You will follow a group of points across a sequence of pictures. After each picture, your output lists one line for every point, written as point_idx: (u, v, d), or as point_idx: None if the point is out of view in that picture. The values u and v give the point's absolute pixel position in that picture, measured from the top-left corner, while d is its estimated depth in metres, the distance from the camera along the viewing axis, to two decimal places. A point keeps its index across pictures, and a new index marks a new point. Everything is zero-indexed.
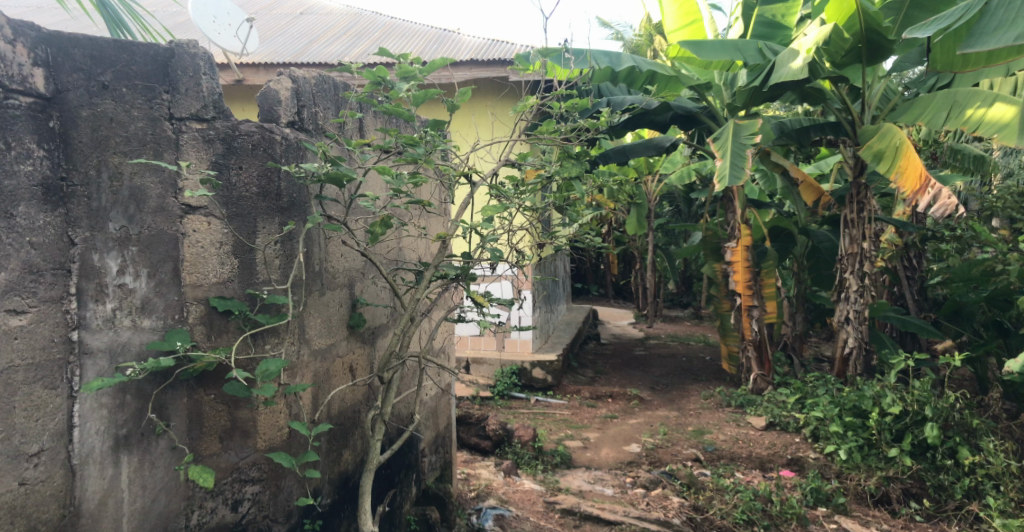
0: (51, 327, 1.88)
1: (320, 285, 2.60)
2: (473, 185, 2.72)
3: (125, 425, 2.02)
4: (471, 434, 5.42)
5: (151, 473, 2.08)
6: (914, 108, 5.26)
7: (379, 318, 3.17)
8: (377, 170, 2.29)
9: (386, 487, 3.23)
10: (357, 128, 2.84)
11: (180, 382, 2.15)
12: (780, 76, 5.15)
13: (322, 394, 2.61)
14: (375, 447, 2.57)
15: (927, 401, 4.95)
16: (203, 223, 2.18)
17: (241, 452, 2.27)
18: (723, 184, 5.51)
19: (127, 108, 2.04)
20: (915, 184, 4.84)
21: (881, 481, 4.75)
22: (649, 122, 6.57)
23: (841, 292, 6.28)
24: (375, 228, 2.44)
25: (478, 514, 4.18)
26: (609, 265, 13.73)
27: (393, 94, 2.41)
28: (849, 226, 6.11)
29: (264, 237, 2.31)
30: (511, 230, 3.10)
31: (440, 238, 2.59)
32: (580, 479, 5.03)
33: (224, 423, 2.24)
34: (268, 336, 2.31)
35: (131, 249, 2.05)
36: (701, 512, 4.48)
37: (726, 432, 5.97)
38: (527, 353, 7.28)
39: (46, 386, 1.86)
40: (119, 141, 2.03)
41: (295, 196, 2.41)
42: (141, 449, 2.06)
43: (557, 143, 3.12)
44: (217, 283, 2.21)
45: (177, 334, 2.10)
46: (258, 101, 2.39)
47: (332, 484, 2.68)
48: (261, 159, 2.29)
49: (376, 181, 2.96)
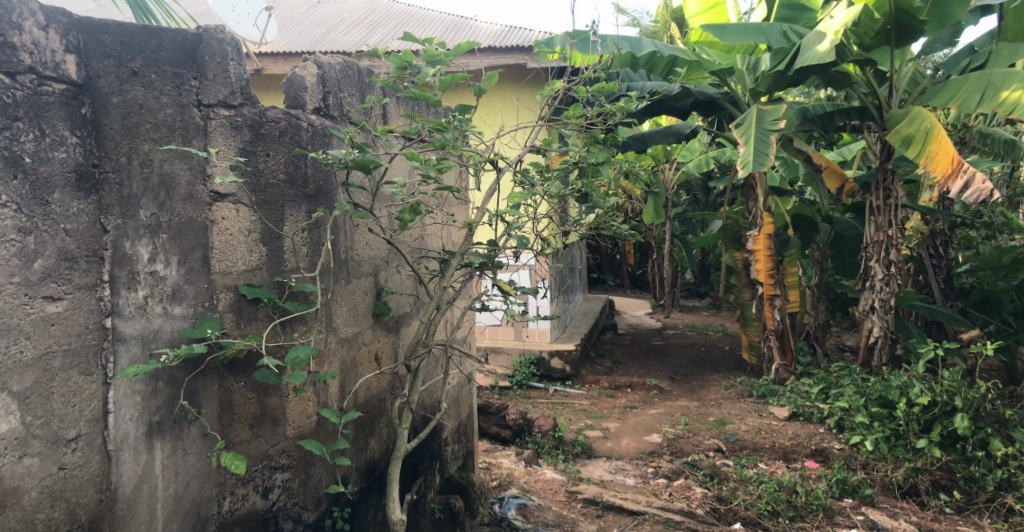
0: (86, 314, 1.89)
1: (346, 273, 2.59)
2: (499, 171, 2.68)
3: (158, 411, 2.03)
4: (492, 423, 5.46)
5: (184, 458, 2.10)
6: (945, 90, 5.21)
7: (403, 307, 3.16)
8: (406, 156, 2.28)
9: (411, 477, 3.23)
10: (381, 114, 2.81)
11: (211, 370, 2.17)
12: (807, 60, 5.12)
13: (348, 383, 2.61)
14: (402, 435, 2.57)
15: (956, 392, 4.92)
16: (232, 209, 2.19)
17: (271, 439, 2.26)
18: (746, 171, 5.47)
19: (156, 95, 2.03)
20: (947, 169, 4.75)
21: (909, 473, 4.73)
22: (670, 108, 6.53)
23: (866, 281, 6.22)
24: (403, 216, 2.39)
25: (501, 503, 4.18)
26: (627, 254, 13.69)
27: (419, 79, 2.37)
28: (874, 214, 6.08)
29: (292, 225, 2.30)
30: (536, 218, 3.06)
31: (467, 225, 2.53)
32: (601, 469, 5.02)
33: (254, 409, 2.24)
34: (296, 324, 2.30)
35: (162, 236, 2.06)
36: (725, 502, 4.46)
37: (748, 422, 5.94)
38: (544, 342, 7.34)
39: (82, 372, 1.87)
40: (149, 128, 2.03)
41: (321, 183, 2.38)
42: (173, 435, 2.08)
43: (584, 127, 3.06)
44: (246, 271, 2.22)
45: (208, 322, 2.12)
46: (284, 88, 2.38)
47: (359, 472, 2.67)
48: (288, 145, 2.27)
49: (403, 167, 2.95)
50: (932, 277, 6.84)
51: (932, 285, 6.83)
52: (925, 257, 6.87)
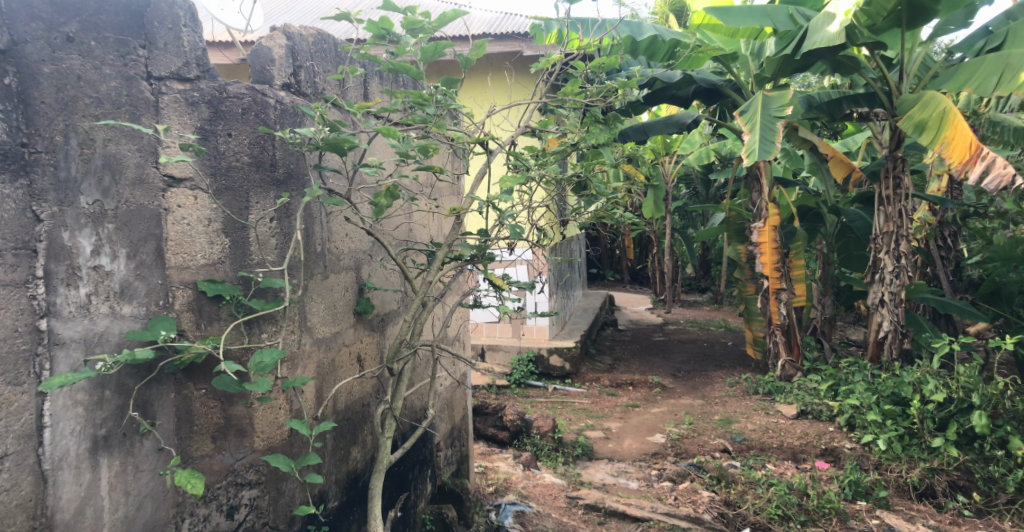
0: (14, 315, 1.64)
1: (323, 268, 2.35)
2: (490, 154, 2.44)
3: (104, 424, 1.79)
4: (488, 425, 5.24)
5: (135, 477, 1.85)
6: (959, 74, 4.99)
7: (389, 304, 2.92)
8: (383, 133, 2.04)
9: (398, 488, 2.99)
10: (361, 89, 2.60)
11: (167, 376, 1.92)
12: (814, 43, 4.93)
13: (326, 388, 2.37)
14: (385, 445, 2.34)
15: (974, 388, 4.72)
16: (189, 197, 1.96)
17: (236, 453, 2.05)
18: (751, 159, 5.22)
19: (97, 65, 1.79)
20: (965, 156, 4.53)
21: (925, 474, 4.54)
22: (671, 96, 6.28)
23: (875, 273, 6.01)
24: (379, 200, 2.19)
25: (498, 511, 3.95)
26: (626, 248, 13.45)
27: (398, 50, 2.13)
28: (884, 204, 5.86)
29: (257, 213, 2.10)
30: (531, 207, 2.80)
31: (454, 212, 2.28)
32: (603, 472, 4.80)
33: (217, 420, 2.02)
34: (264, 324, 2.09)
35: (107, 226, 1.81)
36: (734, 507, 4.23)
37: (755, 420, 5.72)
38: (543, 339, 7.08)
39: (9, 382, 1.62)
40: (90, 103, 1.78)
41: (292, 167, 2.19)
42: (123, 450, 1.83)
43: (581, 106, 2.80)
44: (205, 265, 2.00)
45: (162, 322, 1.88)
46: (249, 61, 2.16)
47: (339, 485, 2.44)
48: (252, 124, 2.06)
49: (384, 148, 2.73)
50: (941, 269, 6.67)
51: (940, 276, 6.66)
52: (933, 248, 6.68)
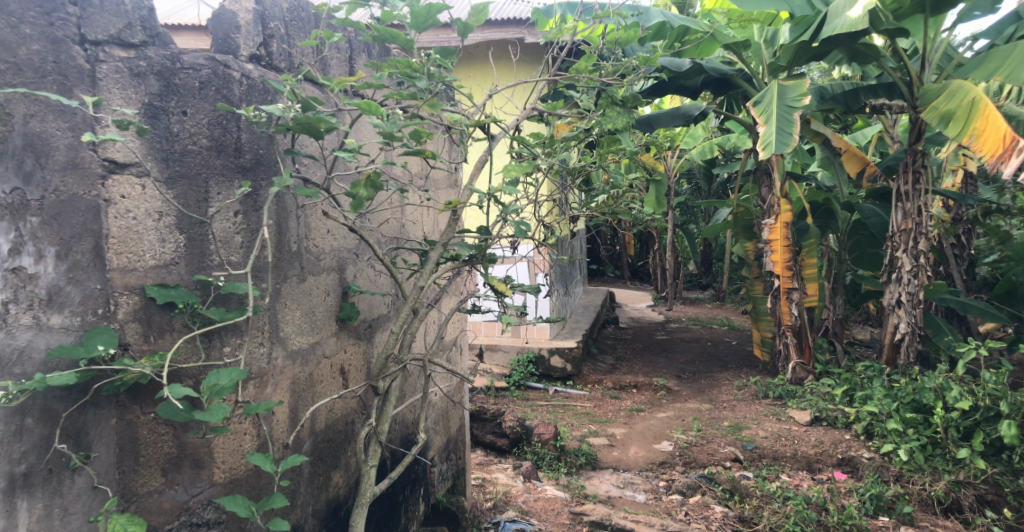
0: None
1: (299, 269, 2.04)
2: (493, 139, 2.12)
3: (25, 459, 1.46)
4: (486, 431, 4.92)
5: (64, 522, 1.53)
6: (988, 61, 4.68)
7: (377, 309, 2.62)
8: (364, 110, 1.73)
9: (386, 513, 2.69)
10: (344, 62, 2.31)
11: (105, 399, 1.62)
12: (835, 28, 4.60)
13: (302, 408, 2.07)
14: (368, 475, 2.03)
15: (1002, 396, 4.44)
16: (135, 186, 1.65)
17: (192, 487, 1.74)
18: (767, 151, 4.91)
19: (14, 23, 1.47)
20: (999, 149, 4.20)
21: (951, 487, 4.25)
22: (679, 87, 6.00)
23: (892, 273, 5.73)
24: (359, 190, 1.89)
25: (496, 529, 3.66)
26: (627, 244, 13.13)
27: (384, 14, 1.82)
28: (901, 200, 5.55)
29: (217, 206, 1.77)
30: (536, 201, 2.49)
31: (450, 206, 1.96)
32: (608, 483, 4.51)
33: (169, 449, 1.71)
34: (227, 336, 1.78)
35: (29, 220, 1.48)
36: (749, 524, 3.96)
37: (766, 427, 5.42)
38: (544, 340, 6.79)
39: None
40: (5, 70, 1.46)
41: (260, 153, 1.86)
42: (49, 489, 1.50)
43: (597, 86, 2.50)
44: (155, 266, 1.68)
45: (99, 335, 1.57)
46: (209, 28, 1.86)
47: (317, 518, 2.14)
48: (211, 100, 1.75)
49: (368, 132, 2.43)
50: (955, 268, 6.39)
51: (955, 275, 6.39)
52: (948, 246, 6.41)
